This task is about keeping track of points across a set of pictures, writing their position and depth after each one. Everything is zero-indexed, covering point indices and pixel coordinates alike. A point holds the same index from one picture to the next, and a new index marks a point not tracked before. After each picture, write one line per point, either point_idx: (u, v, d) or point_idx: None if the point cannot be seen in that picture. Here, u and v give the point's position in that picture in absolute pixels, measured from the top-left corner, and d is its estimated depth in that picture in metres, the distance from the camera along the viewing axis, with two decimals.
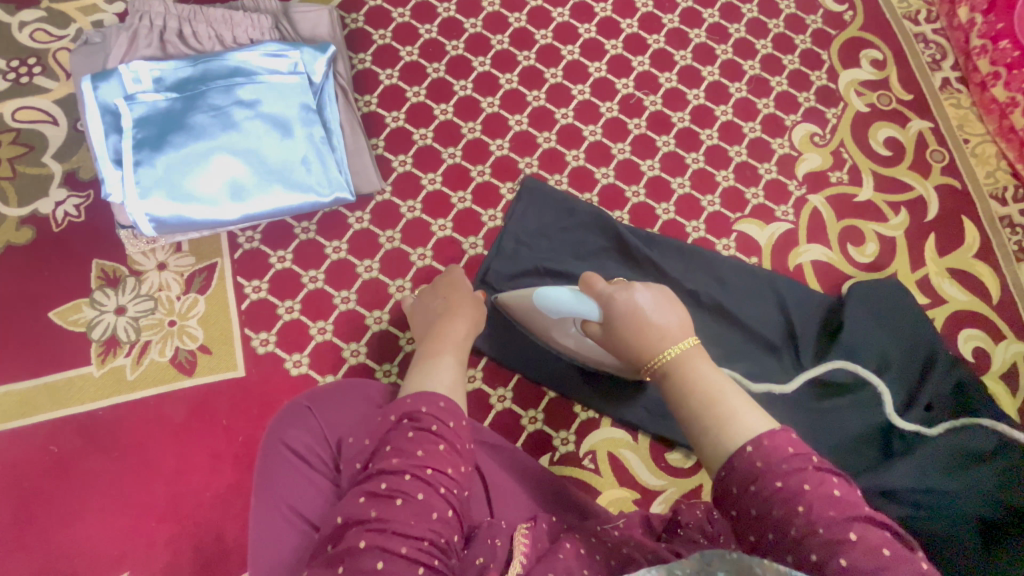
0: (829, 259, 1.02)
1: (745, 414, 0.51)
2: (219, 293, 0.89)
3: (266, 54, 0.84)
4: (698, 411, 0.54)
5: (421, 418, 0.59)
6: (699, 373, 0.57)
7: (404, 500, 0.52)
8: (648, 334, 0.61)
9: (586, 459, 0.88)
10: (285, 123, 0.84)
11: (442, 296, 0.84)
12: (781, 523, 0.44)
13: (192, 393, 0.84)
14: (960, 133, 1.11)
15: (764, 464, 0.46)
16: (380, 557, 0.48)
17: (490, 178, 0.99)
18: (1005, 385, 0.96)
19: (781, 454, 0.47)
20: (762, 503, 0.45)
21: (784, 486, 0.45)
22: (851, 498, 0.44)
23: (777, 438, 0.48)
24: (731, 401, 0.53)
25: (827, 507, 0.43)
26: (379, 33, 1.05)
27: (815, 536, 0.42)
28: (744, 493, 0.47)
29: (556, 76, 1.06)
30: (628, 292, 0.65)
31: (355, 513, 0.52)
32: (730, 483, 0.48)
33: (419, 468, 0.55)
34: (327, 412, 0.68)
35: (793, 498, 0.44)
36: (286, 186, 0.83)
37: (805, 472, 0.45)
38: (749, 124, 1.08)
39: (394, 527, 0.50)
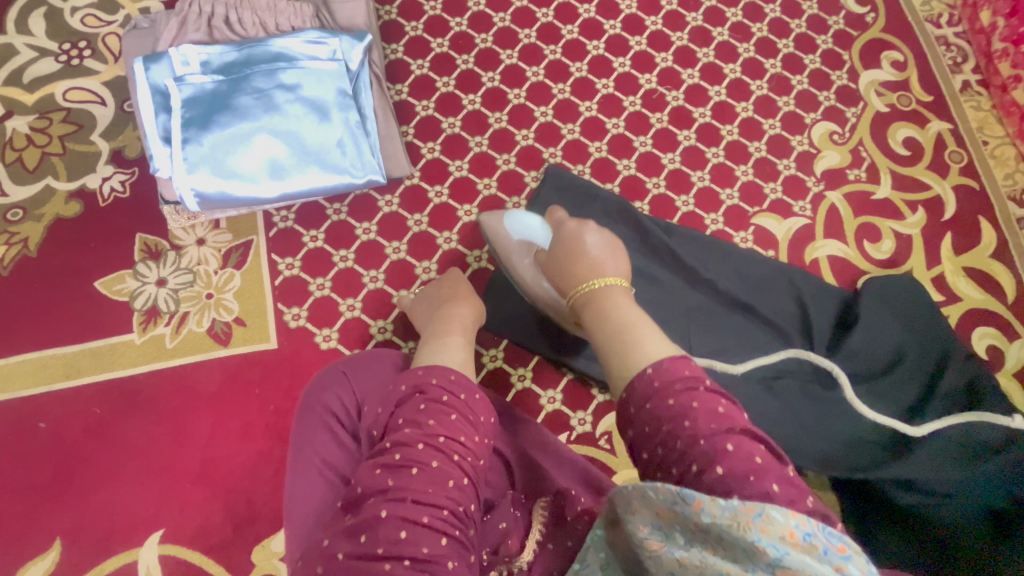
0: (845, 255, 1.04)
1: (650, 341, 0.56)
2: (255, 269, 0.93)
3: (307, 41, 0.88)
4: (611, 337, 0.59)
5: (430, 390, 0.62)
6: (615, 301, 0.63)
7: (419, 469, 0.55)
8: (582, 264, 0.69)
9: (602, 440, 0.91)
10: (323, 107, 0.88)
11: (447, 286, 0.87)
12: (668, 436, 0.49)
13: (227, 362, 0.88)
14: (980, 135, 1.12)
15: (660, 384, 0.51)
16: (402, 527, 0.51)
17: (515, 166, 1.03)
18: (1018, 382, 0.98)
19: (676, 375, 0.52)
20: (653, 419, 0.51)
21: (674, 404, 0.50)
22: (734, 414, 0.49)
23: (676, 362, 0.53)
24: (641, 328, 0.58)
25: (710, 421, 0.48)
26: (411, 25, 1.09)
27: (697, 446, 0.47)
28: (643, 412, 0.52)
29: (581, 69, 1.09)
30: (579, 227, 0.75)
31: (373, 485, 0.54)
32: (630, 404, 0.53)
33: (430, 438, 0.57)
34: (362, 376, 0.71)
35: (681, 413, 0.49)
36: (322, 168, 0.87)
37: (695, 391, 0.50)
38: (769, 121, 1.10)
39: (413, 496, 0.53)
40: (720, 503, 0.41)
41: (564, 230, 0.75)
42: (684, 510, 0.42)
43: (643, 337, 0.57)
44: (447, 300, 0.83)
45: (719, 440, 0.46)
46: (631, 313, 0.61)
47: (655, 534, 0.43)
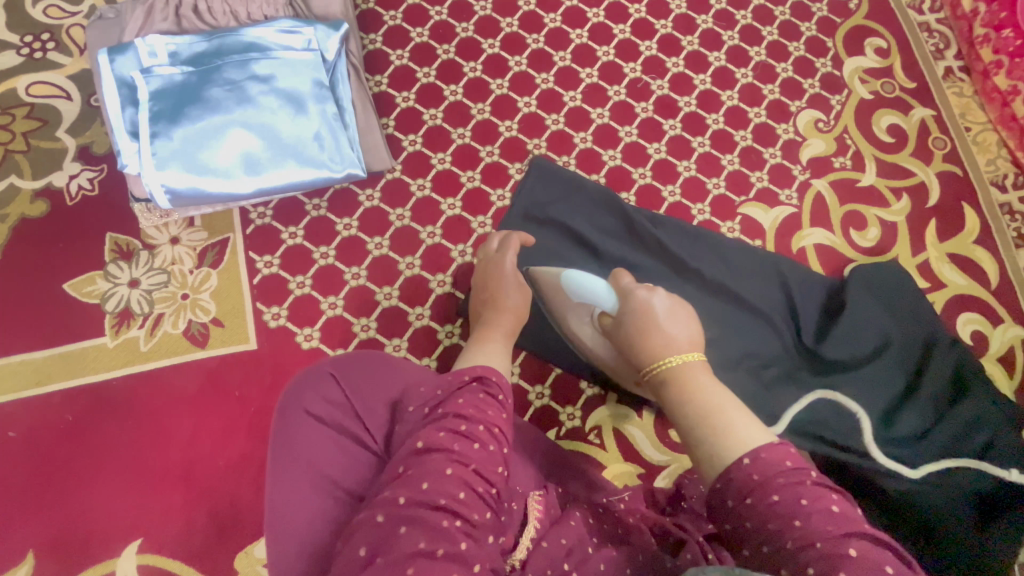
0: (832, 243, 1.04)
1: (739, 427, 0.56)
2: (232, 267, 0.90)
3: (280, 30, 0.85)
4: (695, 423, 0.58)
5: (489, 383, 0.66)
6: (698, 383, 0.62)
7: (480, 445, 0.60)
8: (655, 338, 0.67)
9: (592, 435, 0.90)
10: (299, 99, 0.85)
11: (493, 290, 0.81)
12: (776, 535, 0.47)
13: (205, 364, 0.85)
14: (962, 121, 1.13)
15: (760, 478, 0.51)
16: (462, 488, 0.56)
17: (499, 158, 1.01)
18: (1002, 366, 0.99)
19: (778, 468, 0.51)
20: (756, 514, 0.49)
21: (779, 500, 0.49)
22: (850, 514, 0.47)
23: (775, 451, 0.52)
24: (729, 415, 0.57)
25: (825, 521, 0.46)
26: (390, 14, 1.06)
27: (812, 549, 0.45)
28: (740, 504, 0.51)
29: (565, 59, 1.08)
30: (648, 294, 0.72)
31: (437, 445, 0.58)
32: (726, 497, 0.52)
33: (489, 424, 0.62)
34: (353, 379, 0.69)
35: (790, 512, 0.48)
36: (299, 162, 0.84)
37: (802, 486, 0.49)
38: (755, 109, 1.09)
39: (475, 465, 0.58)
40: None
41: (636, 298, 0.72)
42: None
43: (731, 425, 0.56)
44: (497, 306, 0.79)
45: (839, 544, 0.44)
46: (717, 396, 0.60)
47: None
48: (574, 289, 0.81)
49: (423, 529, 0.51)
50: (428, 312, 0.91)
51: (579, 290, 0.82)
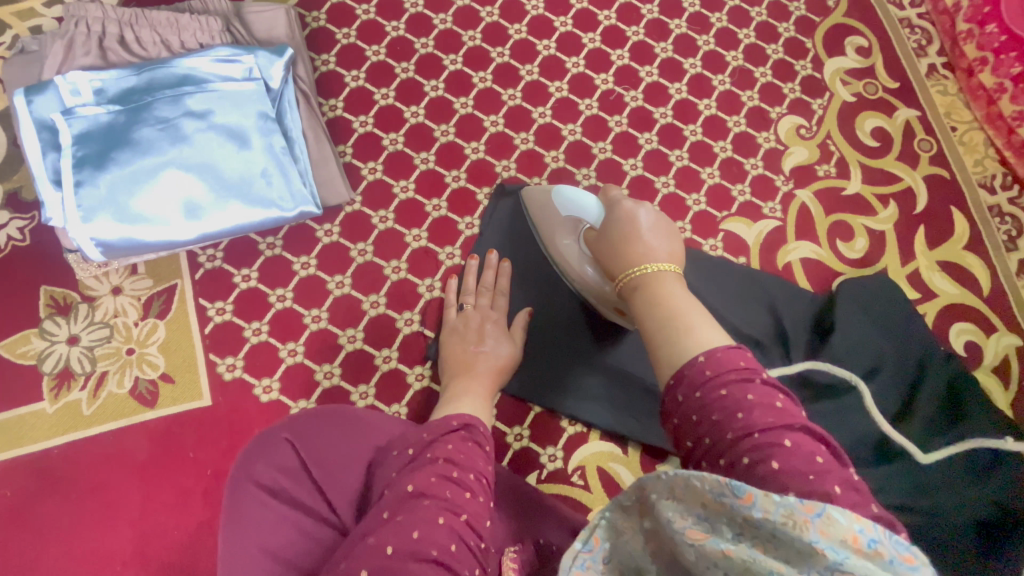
0: (819, 256, 0.99)
1: (701, 329, 0.51)
2: (181, 316, 0.83)
3: (217, 60, 0.78)
4: (654, 318, 0.54)
5: (477, 430, 0.63)
6: (666, 287, 0.56)
7: (472, 495, 0.55)
8: (634, 246, 0.61)
9: (576, 476, 0.85)
10: (242, 134, 0.78)
11: (480, 338, 0.80)
12: (718, 426, 0.45)
13: (156, 425, 0.79)
14: (948, 121, 1.08)
15: (712, 373, 0.47)
16: (454, 541, 0.50)
17: (466, 183, 0.95)
18: (997, 378, 0.96)
19: (730, 365, 0.47)
20: (704, 408, 0.46)
21: (726, 395, 0.45)
22: (794, 411, 0.45)
23: (731, 353, 0.48)
24: (693, 317, 0.52)
25: (766, 414, 0.44)
26: (343, 31, 0.99)
27: (748, 439, 0.43)
28: (687, 399, 0.47)
29: (532, 72, 1.01)
30: (636, 205, 0.66)
31: (428, 491, 0.54)
32: (677, 394, 0.48)
33: (480, 473, 0.58)
34: (308, 443, 0.63)
35: (735, 406, 0.45)
36: (245, 202, 0.78)
37: (750, 384, 0.46)
38: (734, 117, 1.04)
39: (467, 516, 0.53)
40: (774, 500, 0.36)
41: (620, 211, 0.66)
42: (734, 503, 0.37)
43: (693, 323, 0.51)
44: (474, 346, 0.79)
45: (776, 434, 0.42)
46: (684, 300, 0.54)
47: (700, 524, 0.38)
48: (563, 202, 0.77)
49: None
50: (395, 353, 0.85)
51: (568, 206, 0.77)
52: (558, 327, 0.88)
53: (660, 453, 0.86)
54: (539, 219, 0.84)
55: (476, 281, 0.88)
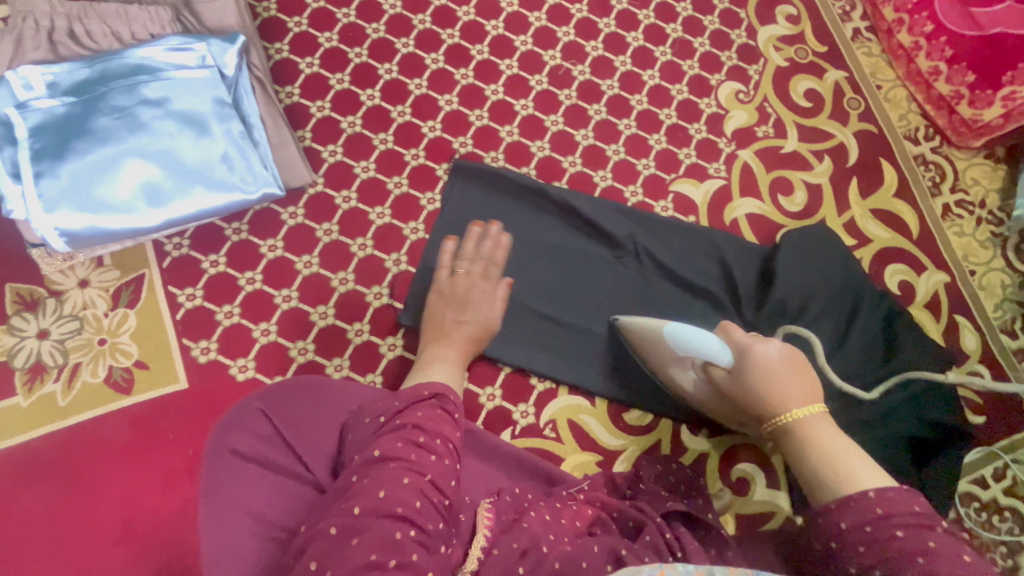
0: (762, 211, 1.06)
1: (864, 475, 0.57)
2: (151, 305, 0.85)
3: (169, 49, 0.80)
4: (820, 471, 0.60)
5: (448, 402, 0.65)
6: (823, 435, 0.62)
7: (438, 457, 0.59)
8: (776, 391, 0.66)
9: (548, 430, 0.89)
10: (199, 121, 0.80)
11: (470, 307, 0.82)
12: (894, 565, 0.50)
13: (133, 412, 0.81)
14: (873, 80, 1.17)
15: (884, 511, 0.53)
16: (419, 497, 0.55)
17: (425, 161, 0.98)
18: (928, 312, 1.04)
19: (903, 508, 0.53)
20: (873, 544, 0.52)
21: (903, 537, 0.51)
22: (979, 564, 0.48)
23: (901, 496, 0.54)
24: (853, 463, 0.59)
25: (949, 564, 0.47)
26: (294, 20, 1.01)
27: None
28: (855, 529, 0.54)
29: (482, 52, 1.05)
30: (764, 345, 0.70)
31: (394, 454, 0.57)
32: (841, 522, 0.55)
33: (446, 439, 0.61)
34: (282, 411, 0.66)
35: (915, 550, 0.49)
36: (207, 187, 0.80)
37: (928, 531, 0.51)
38: (677, 86, 1.10)
39: (432, 476, 0.57)
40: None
41: (753, 352, 0.70)
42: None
43: (860, 471, 0.58)
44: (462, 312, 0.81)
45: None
46: (840, 446, 0.61)
47: None
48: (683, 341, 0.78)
49: (377, 536, 0.50)
50: (367, 327, 0.88)
51: (686, 341, 0.78)
52: (524, 293, 0.93)
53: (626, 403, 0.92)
54: (645, 347, 0.86)
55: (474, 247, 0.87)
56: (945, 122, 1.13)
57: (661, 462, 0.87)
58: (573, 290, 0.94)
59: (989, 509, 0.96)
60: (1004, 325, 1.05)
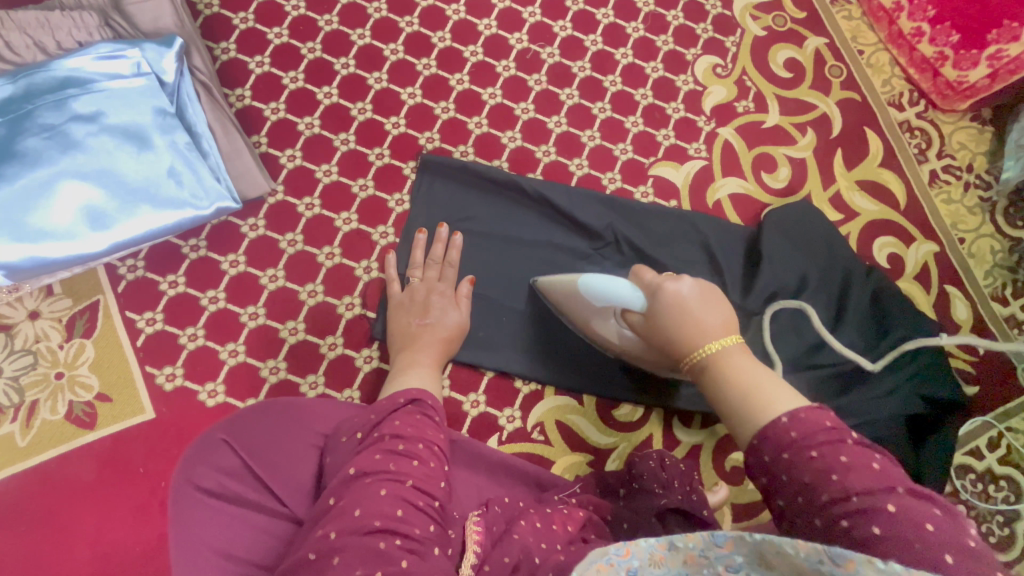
0: (745, 190, 1.02)
1: (780, 400, 0.51)
2: (108, 333, 0.80)
3: (99, 57, 0.74)
4: (735, 403, 0.54)
5: (425, 403, 0.61)
6: (740, 366, 0.56)
7: (420, 462, 0.54)
8: (689, 328, 0.60)
9: (536, 433, 0.87)
10: (140, 133, 0.75)
11: (431, 312, 0.79)
12: (813, 489, 0.45)
13: (99, 447, 0.77)
14: (855, 44, 1.12)
15: (799, 434, 0.47)
16: (400, 505, 0.49)
17: (390, 160, 0.93)
18: (919, 284, 1.02)
19: (817, 427, 0.47)
20: (794, 469, 0.46)
21: (819, 456, 0.45)
22: (891, 471, 0.44)
23: (815, 412, 0.48)
24: (768, 388, 0.53)
25: (865, 477, 0.43)
26: (239, 16, 0.95)
27: (849, 503, 0.43)
28: (776, 459, 0.48)
29: (444, 39, 0.99)
30: (674, 283, 0.64)
31: (372, 468, 0.52)
32: (763, 453, 0.49)
33: (429, 442, 0.56)
34: (248, 440, 0.62)
35: (827, 467, 0.45)
36: (155, 205, 0.75)
37: (842, 445, 0.46)
38: (651, 64, 1.05)
39: (413, 481, 0.51)
40: (879, 568, 0.36)
41: (664, 292, 0.64)
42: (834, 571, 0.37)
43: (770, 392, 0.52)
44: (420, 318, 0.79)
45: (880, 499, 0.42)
46: (757, 374, 0.55)
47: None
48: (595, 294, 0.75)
49: (359, 553, 0.44)
50: (340, 339, 0.84)
51: (596, 296, 0.76)
52: (505, 293, 0.89)
53: (613, 400, 0.89)
54: (569, 308, 0.83)
55: (425, 254, 0.86)
56: (930, 85, 1.09)
57: (655, 455, 0.83)
58: (553, 286, 0.90)
59: (985, 479, 0.95)
60: (995, 292, 1.03)
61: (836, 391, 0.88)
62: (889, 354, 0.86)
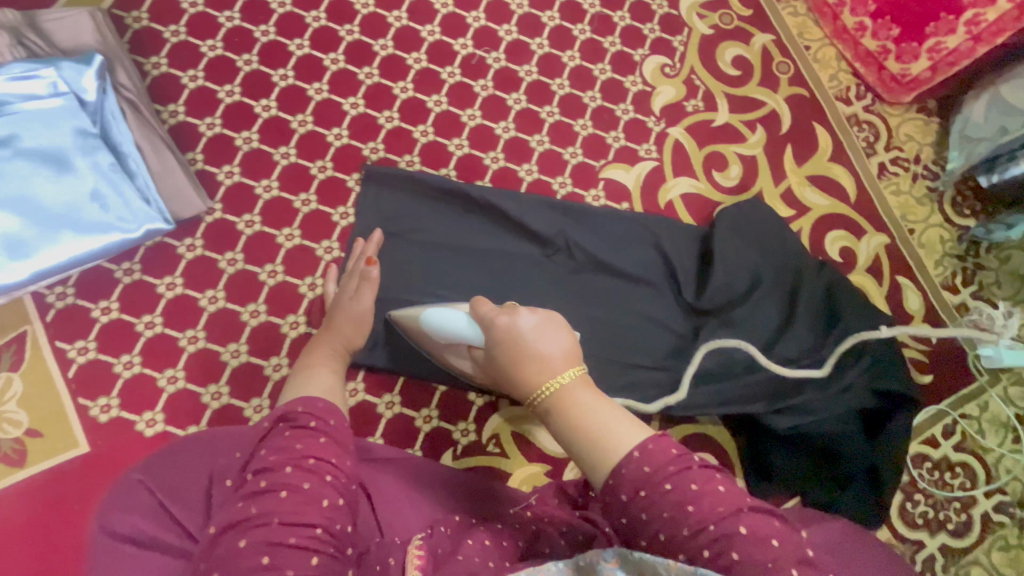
0: (697, 190, 1.02)
1: (621, 433, 0.49)
2: (37, 365, 0.77)
3: (11, 77, 0.70)
4: (580, 446, 0.50)
5: (296, 417, 0.57)
6: (579, 403, 0.51)
7: (291, 492, 0.50)
8: (527, 368, 0.55)
9: (491, 445, 0.85)
10: (59, 156, 0.72)
11: (335, 312, 0.78)
12: (671, 524, 0.44)
13: (29, 485, 0.73)
14: (801, 41, 1.13)
15: (652, 469, 0.46)
16: (265, 551, 0.46)
17: (333, 172, 0.91)
18: (870, 276, 1.03)
19: (666, 457, 0.46)
20: (653, 507, 0.45)
21: (673, 489, 0.45)
22: (736, 491, 0.46)
23: (660, 441, 0.47)
24: (607, 424, 0.49)
25: (715, 502, 0.44)
26: (170, 29, 0.91)
27: (706, 533, 0.43)
28: (634, 498, 0.46)
29: (386, 47, 0.97)
30: (510, 316, 0.59)
31: (237, 517, 0.49)
32: (619, 492, 0.46)
33: (301, 461, 0.52)
34: (162, 478, 0.61)
35: (684, 499, 0.45)
36: (78, 230, 0.72)
37: (690, 472, 0.46)
38: (599, 65, 1.04)
39: (281, 518, 0.48)
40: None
41: (495, 327, 0.59)
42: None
43: (612, 430, 0.49)
44: (327, 318, 0.78)
45: (730, 524, 0.43)
46: (594, 410, 0.51)
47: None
48: (444, 331, 0.72)
49: None
50: (285, 360, 0.82)
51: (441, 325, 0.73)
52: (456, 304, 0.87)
53: None
54: (427, 343, 0.78)
55: (349, 259, 0.85)
56: (875, 79, 1.10)
57: None
58: (504, 294, 0.89)
59: (941, 467, 0.96)
60: (945, 281, 1.04)
61: (793, 387, 0.87)
62: (834, 355, 0.86)
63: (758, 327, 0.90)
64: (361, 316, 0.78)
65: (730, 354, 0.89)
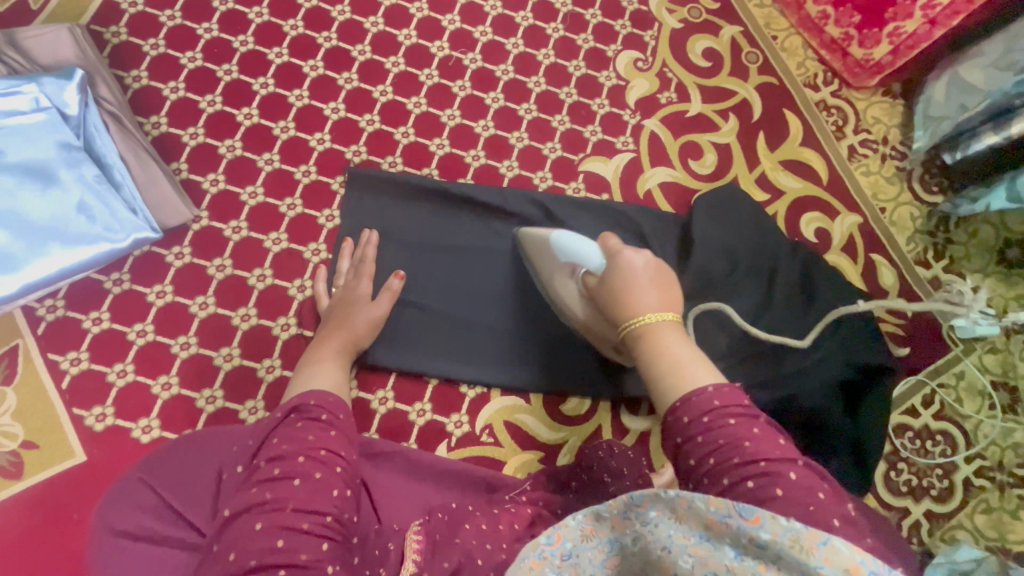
0: (674, 178, 1.05)
1: (700, 370, 0.53)
2: (30, 378, 0.77)
3: None
4: (659, 368, 0.54)
5: (308, 409, 0.58)
6: (668, 338, 0.57)
7: (302, 480, 0.51)
8: (630, 298, 0.61)
9: (485, 435, 0.87)
10: (44, 170, 0.73)
11: (347, 309, 0.80)
12: (727, 450, 0.47)
13: (27, 497, 0.74)
14: (768, 31, 1.16)
15: (721, 402, 0.49)
16: (279, 535, 0.47)
17: (317, 176, 0.92)
18: (846, 254, 1.06)
19: (735, 400, 0.50)
20: (712, 432, 0.48)
21: (735, 424, 0.48)
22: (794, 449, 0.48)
23: (735, 390, 0.51)
24: (688, 360, 0.54)
25: (773, 447, 0.47)
26: (149, 43, 0.93)
27: (756, 465, 0.45)
28: (695, 421, 0.49)
29: (364, 52, 0.99)
30: (634, 253, 0.67)
31: (249, 503, 0.50)
32: (682, 415, 0.50)
33: (313, 452, 0.54)
34: (160, 475, 0.63)
35: (742, 434, 0.48)
36: (66, 242, 0.73)
37: (756, 420, 0.49)
38: (573, 62, 1.07)
39: (294, 504, 0.49)
40: (782, 523, 0.39)
41: (621, 258, 0.67)
42: (740, 525, 0.40)
43: (694, 367, 0.53)
44: (340, 312, 0.80)
45: (785, 466, 0.45)
46: (681, 347, 0.56)
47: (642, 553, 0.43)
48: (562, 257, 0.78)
49: None
50: (278, 361, 0.83)
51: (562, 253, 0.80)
52: (443, 300, 0.89)
53: (562, 395, 0.90)
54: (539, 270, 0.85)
55: (349, 262, 0.87)
56: (840, 64, 1.14)
57: (605, 445, 0.82)
58: (491, 288, 0.91)
59: (922, 436, 0.99)
60: (917, 256, 1.08)
61: (773, 363, 0.90)
62: (814, 331, 0.88)
63: (740, 308, 0.92)
64: (376, 324, 0.81)
65: (711, 337, 0.91)
